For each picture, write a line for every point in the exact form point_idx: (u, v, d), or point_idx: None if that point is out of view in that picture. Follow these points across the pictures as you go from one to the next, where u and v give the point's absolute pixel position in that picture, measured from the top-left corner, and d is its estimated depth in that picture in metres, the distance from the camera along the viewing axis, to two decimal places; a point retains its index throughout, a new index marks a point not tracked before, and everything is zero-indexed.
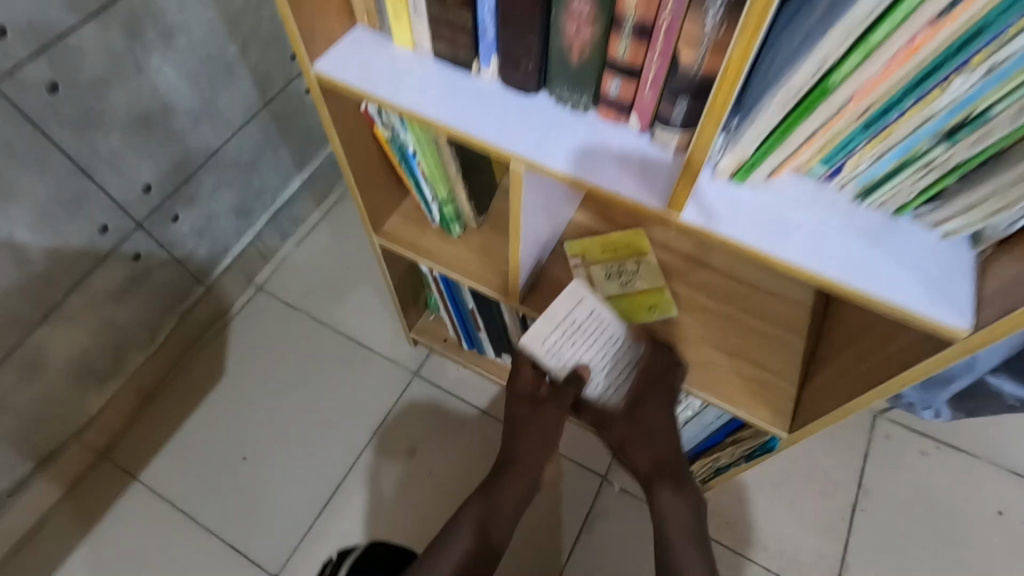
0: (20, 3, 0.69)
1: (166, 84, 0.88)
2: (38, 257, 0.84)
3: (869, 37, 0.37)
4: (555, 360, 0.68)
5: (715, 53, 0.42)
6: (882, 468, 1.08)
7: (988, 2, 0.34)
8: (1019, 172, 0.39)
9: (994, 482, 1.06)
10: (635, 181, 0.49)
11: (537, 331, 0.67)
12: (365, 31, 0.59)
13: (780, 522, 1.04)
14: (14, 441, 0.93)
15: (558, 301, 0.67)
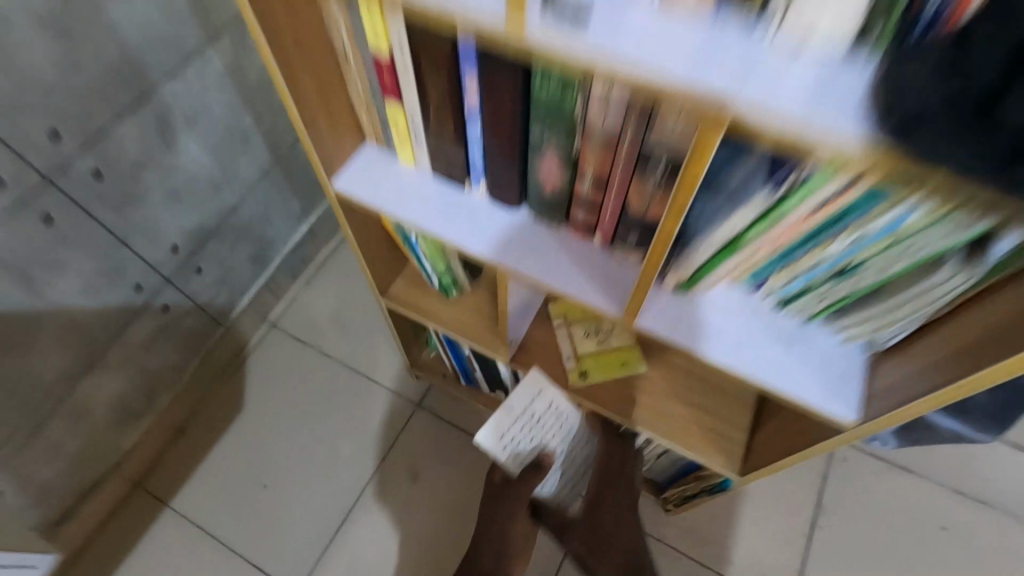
0: (70, 106, 0.75)
1: (191, 157, 0.95)
2: (83, 319, 0.89)
3: (765, 214, 0.43)
4: (510, 453, 0.78)
5: (658, 204, 0.48)
6: (850, 490, 1.10)
7: (852, 200, 0.39)
8: (899, 304, 0.45)
9: (951, 504, 1.09)
10: (602, 291, 0.56)
11: (498, 423, 0.76)
12: (373, 147, 0.65)
13: (755, 539, 1.06)
14: (60, 480, 0.96)
15: (517, 396, 0.75)
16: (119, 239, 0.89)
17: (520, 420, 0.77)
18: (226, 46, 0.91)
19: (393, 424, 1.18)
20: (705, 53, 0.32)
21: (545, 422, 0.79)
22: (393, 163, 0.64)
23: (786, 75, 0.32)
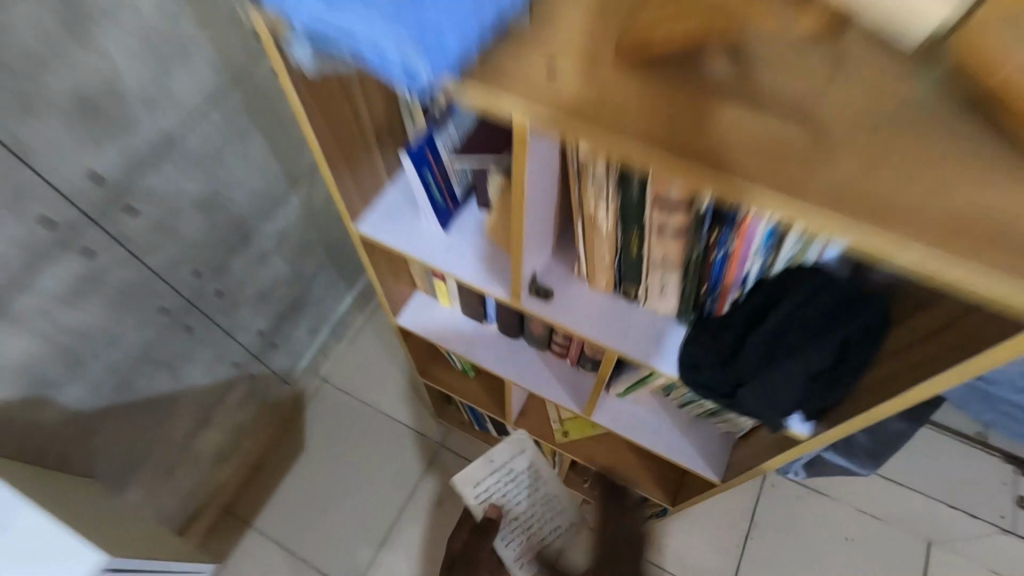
0: (204, 247, 1.06)
1: (272, 264, 1.25)
2: (198, 388, 1.19)
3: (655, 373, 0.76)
4: (479, 497, 1.04)
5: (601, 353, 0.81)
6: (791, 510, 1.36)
7: None
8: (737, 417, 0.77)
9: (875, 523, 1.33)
10: (571, 396, 0.90)
11: (475, 469, 1.03)
12: (420, 293, 0.97)
13: (697, 551, 1.31)
14: (177, 507, 1.27)
15: (497, 451, 1.02)
16: (223, 330, 1.20)
17: (497, 471, 1.04)
18: (302, 188, 1.23)
19: (419, 460, 1.47)
20: (608, 314, 0.66)
21: (519, 480, 1.07)
22: (435, 304, 0.96)
23: (645, 329, 0.65)
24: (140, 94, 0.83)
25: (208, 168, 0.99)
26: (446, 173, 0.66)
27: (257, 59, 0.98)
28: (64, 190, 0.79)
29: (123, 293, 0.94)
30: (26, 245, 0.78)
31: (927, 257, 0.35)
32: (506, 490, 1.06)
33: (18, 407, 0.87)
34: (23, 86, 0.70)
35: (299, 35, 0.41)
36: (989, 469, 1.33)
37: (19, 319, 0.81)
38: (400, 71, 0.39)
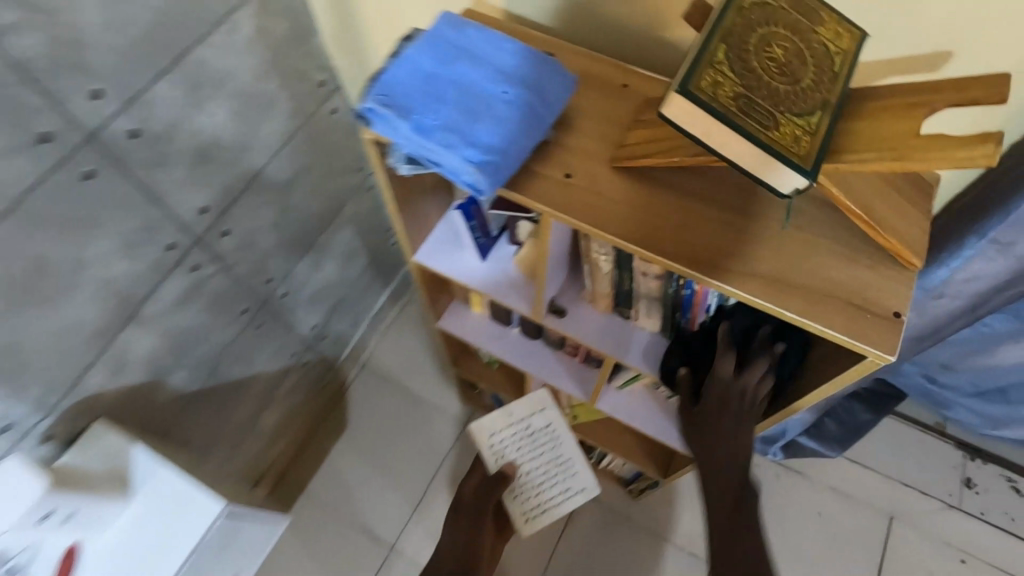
0: (275, 256, 1.23)
1: (327, 268, 1.42)
2: (265, 374, 1.38)
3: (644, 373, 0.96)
4: (496, 448, 1.14)
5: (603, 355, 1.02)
6: (778, 488, 1.52)
7: None
8: None
9: (853, 502, 1.49)
10: (580, 387, 1.10)
11: (495, 417, 1.16)
12: (456, 302, 1.18)
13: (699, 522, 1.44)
14: (241, 476, 1.46)
15: (521, 405, 1.16)
16: (286, 326, 1.37)
17: (516, 425, 1.16)
18: (352, 204, 1.40)
19: (449, 440, 1.65)
20: (608, 329, 0.86)
21: (534, 438, 1.15)
22: (468, 312, 1.17)
23: (636, 339, 0.85)
24: (237, 142, 1.01)
25: (282, 195, 1.17)
26: (485, 220, 0.85)
27: (319, 105, 1.16)
28: (181, 220, 0.97)
29: (217, 298, 1.12)
30: (154, 266, 0.96)
31: (795, 317, 0.54)
32: (520, 448, 1.14)
33: (138, 393, 1.05)
34: (159, 145, 0.88)
35: (401, 156, 0.63)
36: (948, 457, 1.52)
37: (146, 323, 0.99)
38: (466, 183, 0.58)
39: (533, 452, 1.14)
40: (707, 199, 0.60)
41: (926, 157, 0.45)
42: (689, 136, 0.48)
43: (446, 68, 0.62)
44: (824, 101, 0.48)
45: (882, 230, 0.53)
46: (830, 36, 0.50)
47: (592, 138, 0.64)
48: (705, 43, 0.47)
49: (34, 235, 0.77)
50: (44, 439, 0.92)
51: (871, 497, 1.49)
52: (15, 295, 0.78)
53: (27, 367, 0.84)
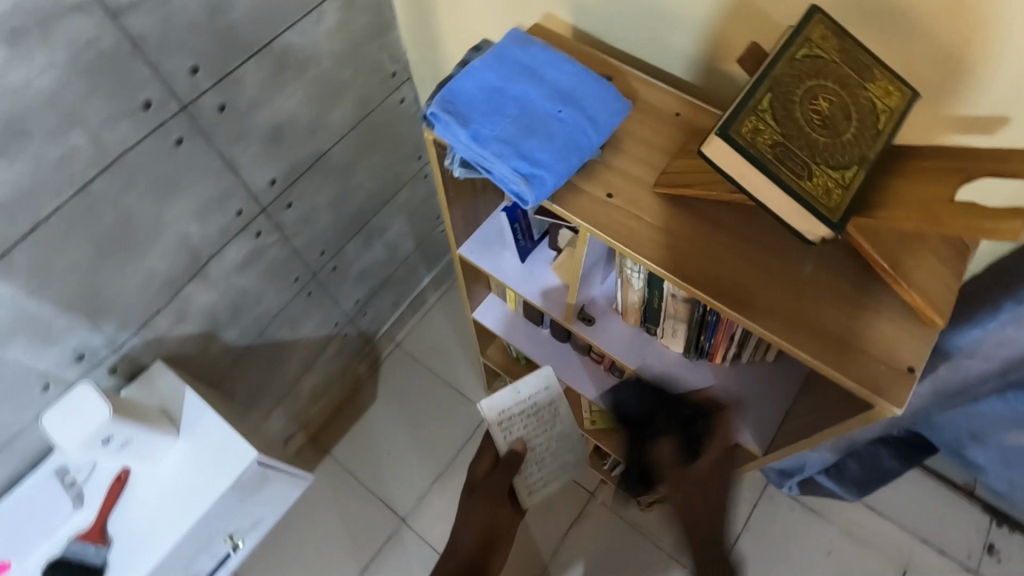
0: (331, 231, 1.31)
1: (378, 248, 1.50)
2: (309, 340, 1.47)
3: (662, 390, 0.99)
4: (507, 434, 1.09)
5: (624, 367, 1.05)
6: (788, 522, 1.52)
7: None
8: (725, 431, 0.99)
9: (865, 548, 1.47)
10: (600, 393, 1.13)
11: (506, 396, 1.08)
12: (492, 296, 1.23)
13: None
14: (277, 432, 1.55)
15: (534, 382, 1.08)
16: (331, 298, 1.45)
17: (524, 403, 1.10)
18: (408, 190, 1.47)
19: (471, 425, 1.71)
20: (632, 342, 0.89)
21: (541, 416, 1.12)
22: (503, 306, 1.22)
23: (658, 355, 0.88)
24: (309, 123, 1.08)
25: (344, 176, 1.24)
26: (528, 224, 0.90)
27: (389, 94, 1.23)
28: (251, 190, 1.05)
29: (274, 264, 1.21)
30: (223, 229, 1.05)
31: (810, 358, 0.56)
32: (529, 427, 1.10)
33: (196, 341, 1.14)
34: (241, 120, 0.96)
35: (456, 159, 0.67)
36: (973, 519, 1.47)
37: (209, 279, 1.08)
38: (513, 193, 0.62)
39: (540, 432, 1.12)
40: (742, 236, 0.62)
41: (955, 221, 0.46)
42: (727, 175, 0.51)
43: (509, 83, 0.66)
44: (863, 156, 0.50)
45: (907, 286, 0.54)
46: (878, 93, 0.51)
47: (636, 162, 0.67)
48: (752, 90, 0.50)
49: (126, 190, 0.86)
50: (111, 371, 1.02)
51: (884, 547, 1.47)
52: (103, 241, 0.87)
53: (105, 307, 0.94)
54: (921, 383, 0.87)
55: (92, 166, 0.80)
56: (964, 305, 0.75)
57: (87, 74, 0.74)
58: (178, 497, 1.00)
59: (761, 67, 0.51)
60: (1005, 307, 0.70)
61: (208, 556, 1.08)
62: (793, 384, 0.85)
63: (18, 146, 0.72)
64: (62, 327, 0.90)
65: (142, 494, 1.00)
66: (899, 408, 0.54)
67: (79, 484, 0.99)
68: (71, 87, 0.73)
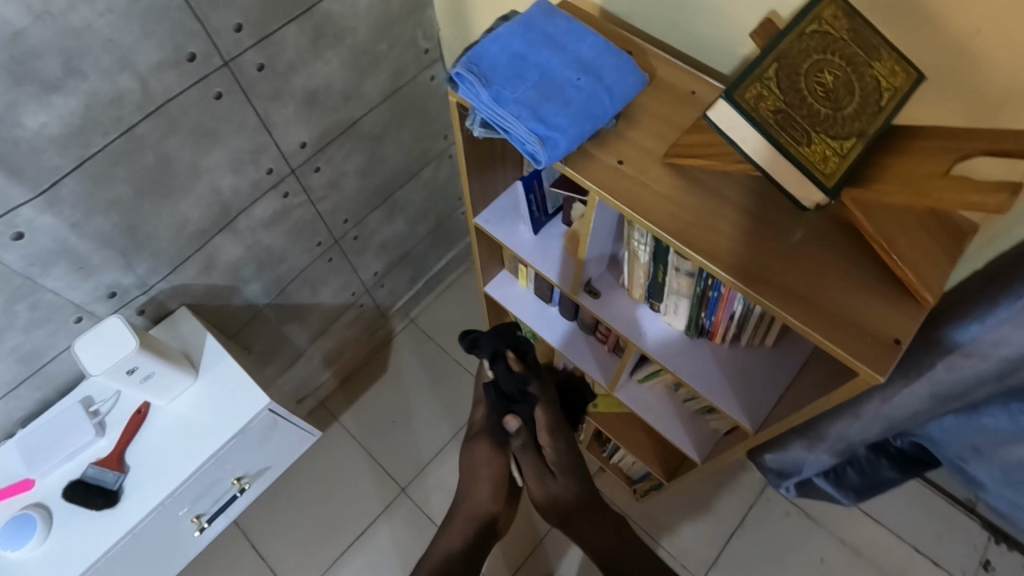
0: (355, 201, 1.35)
1: (399, 222, 1.54)
2: (327, 305, 1.51)
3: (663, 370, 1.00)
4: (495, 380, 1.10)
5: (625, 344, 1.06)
6: (781, 524, 1.52)
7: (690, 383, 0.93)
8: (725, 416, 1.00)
9: (857, 558, 1.47)
10: (600, 372, 1.14)
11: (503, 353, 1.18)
12: (505, 272, 1.26)
13: (682, 541, 1.52)
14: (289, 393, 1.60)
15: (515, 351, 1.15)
16: (351, 266, 1.50)
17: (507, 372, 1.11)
18: (432, 168, 1.50)
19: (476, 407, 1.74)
20: (635, 318, 0.92)
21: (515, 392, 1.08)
22: (514, 283, 1.25)
23: (659, 331, 0.91)
24: (342, 91, 1.13)
25: (372, 146, 1.29)
26: (543, 195, 0.93)
27: (421, 71, 1.27)
28: (282, 150, 1.10)
29: (299, 226, 1.25)
30: (254, 185, 1.09)
31: (800, 325, 0.58)
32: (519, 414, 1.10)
33: (219, 293, 1.19)
34: (278, 81, 1.01)
35: (478, 120, 0.71)
36: (971, 539, 1.46)
37: (236, 232, 1.13)
38: (528, 152, 0.65)
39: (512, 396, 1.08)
40: (741, 208, 0.65)
41: (945, 196, 0.48)
42: (729, 139, 0.54)
43: (532, 50, 0.70)
44: (861, 131, 0.53)
45: (897, 259, 0.56)
46: (885, 72, 0.53)
47: (649, 136, 0.70)
48: (760, 59, 0.52)
49: (167, 137, 0.91)
50: (139, 311, 1.08)
51: (876, 561, 1.46)
52: (142, 183, 0.93)
53: (140, 247, 0.99)
54: (918, 383, 0.87)
55: (139, 110, 0.86)
56: (964, 303, 0.76)
57: (140, 21, 0.79)
58: (191, 436, 1.05)
59: (770, 39, 0.54)
60: (1004, 304, 0.70)
61: (214, 497, 1.13)
62: (790, 369, 0.86)
63: (73, 83, 0.77)
64: (98, 260, 0.95)
65: (159, 429, 1.05)
66: (881, 375, 0.56)
67: (102, 413, 1.05)
68: (125, 32, 0.78)
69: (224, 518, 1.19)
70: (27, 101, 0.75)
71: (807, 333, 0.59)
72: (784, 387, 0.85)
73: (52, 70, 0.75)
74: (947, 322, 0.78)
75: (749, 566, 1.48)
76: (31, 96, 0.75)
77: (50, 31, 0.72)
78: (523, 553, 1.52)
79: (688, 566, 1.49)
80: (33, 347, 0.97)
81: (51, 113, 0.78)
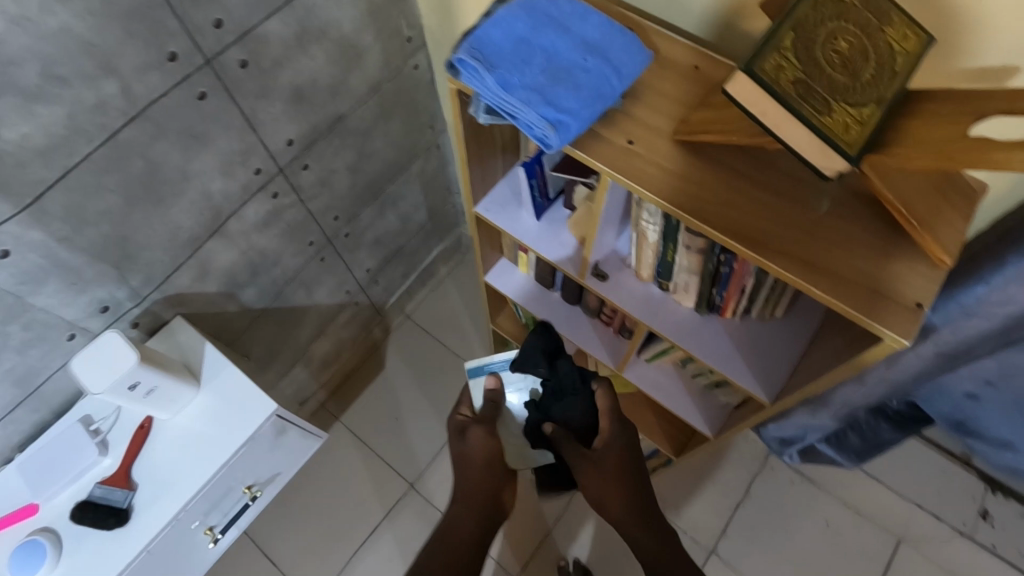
0: (346, 197, 1.32)
1: (390, 217, 1.51)
2: (323, 305, 1.49)
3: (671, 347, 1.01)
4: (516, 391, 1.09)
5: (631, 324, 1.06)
6: (786, 491, 1.56)
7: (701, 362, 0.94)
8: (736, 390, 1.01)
9: (860, 518, 1.51)
10: (607, 354, 1.14)
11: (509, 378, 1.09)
12: (504, 260, 1.24)
13: (691, 515, 1.54)
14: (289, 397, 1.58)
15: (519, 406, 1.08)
16: (345, 264, 1.47)
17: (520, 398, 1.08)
18: (421, 159, 1.48)
19: None
20: (644, 298, 0.92)
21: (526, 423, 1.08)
22: (514, 270, 1.23)
23: (670, 310, 0.91)
24: (328, 86, 1.10)
25: (360, 141, 1.26)
26: (545, 180, 0.92)
27: (406, 61, 1.24)
28: (270, 151, 1.07)
29: (291, 227, 1.22)
30: (244, 187, 1.06)
31: (821, 294, 0.59)
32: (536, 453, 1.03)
33: (216, 300, 1.16)
34: (264, 77, 0.97)
35: (481, 107, 0.69)
36: (969, 491, 1.51)
37: (229, 236, 1.10)
38: (538, 138, 0.64)
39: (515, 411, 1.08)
40: (755, 180, 0.65)
41: (969, 160, 0.48)
42: (749, 113, 0.54)
43: (535, 32, 0.68)
44: (880, 97, 0.52)
45: (917, 224, 0.57)
46: (897, 37, 0.54)
47: (657, 114, 0.69)
48: (777, 29, 0.52)
49: (154, 142, 0.88)
50: (134, 324, 1.05)
51: (879, 521, 1.50)
52: (131, 192, 0.89)
53: (133, 258, 0.96)
54: (924, 345, 0.89)
55: (124, 115, 0.82)
56: (967, 265, 0.77)
57: (121, 21, 0.75)
58: (199, 448, 1.03)
59: (784, 10, 0.54)
60: (1009, 263, 0.71)
61: (226, 508, 1.11)
62: (799, 339, 0.87)
63: (54, 90, 0.74)
64: (90, 274, 0.92)
65: (164, 443, 1.03)
66: (904, 340, 0.57)
67: (103, 432, 1.02)
68: (106, 33, 0.75)
69: (236, 530, 1.17)
70: (7, 111, 0.71)
71: (828, 302, 0.59)
72: (797, 357, 0.86)
73: (32, 78, 0.71)
74: (951, 283, 0.80)
75: (757, 534, 1.51)
76: (11, 106, 0.71)
77: (27, 36, 0.69)
78: (536, 537, 1.54)
79: (699, 539, 1.52)
80: (29, 368, 0.94)
81: (33, 123, 0.74)
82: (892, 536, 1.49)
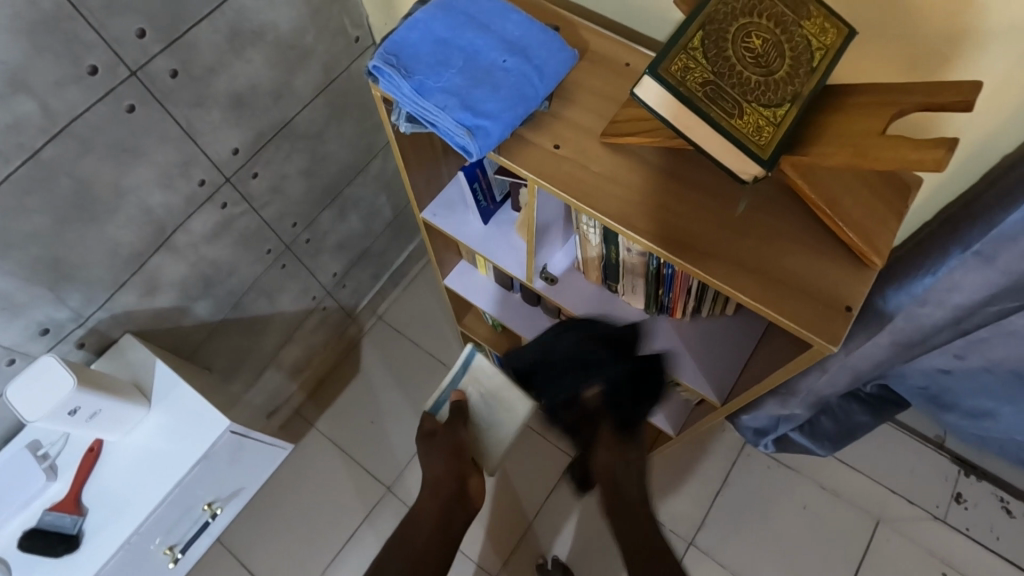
0: (302, 203, 1.29)
1: (353, 220, 1.49)
2: (288, 312, 1.46)
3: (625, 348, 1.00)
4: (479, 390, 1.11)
5: None
6: (763, 479, 1.55)
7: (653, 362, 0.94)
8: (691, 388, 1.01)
9: (837, 502, 1.51)
10: None
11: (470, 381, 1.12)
12: (463, 262, 1.22)
13: (670, 506, 1.54)
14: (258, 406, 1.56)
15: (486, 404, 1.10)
16: (308, 270, 1.44)
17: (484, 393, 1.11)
18: (380, 159, 1.45)
19: None
20: (594, 300, 0.90)
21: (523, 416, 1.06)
22: (474, 272, 1.21)
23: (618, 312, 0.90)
24: (270, 91, 1.06)
25: (312, 145, 1.23)
26: (488, 183, 0.90)
27: (355, 60, 1.20)
28: (213, 160, 1.04)
29: (244, 236, 1.20)
30: (188, 199, 1.03)
31: (750, 301, 0.57)
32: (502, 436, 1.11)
33: (168, 314, 1.14)
34: (198, 86, 0.94)
35: (403, 115, 0.67)
36: (942, 471, 1.51)
37: (177, 248, 1.07)
38: (459, 145, 0.62)
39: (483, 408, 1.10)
40: (686, 182, 0.63)
41: (881, 157, 0.46)
42: (662, 117, 0.52)
43: (456, 35, 0.66)
44: (795, 94, 0.51)
45: (840, 222, 0.56)
46: (814, 31, 0.51)
47: (586, 114, 0.66)
48: (685, 27, 0.50)
49: (81, 158, 0.85)
50: (80, 344, 1.02)
51: (856, 504, 1.50)
52: (63, 210, 0.87)
53: (70, 278, 0.93)
54: (880, 335, 0.87)
55: (43, 133, 0.79)
56: (916, 254, 0.76)
57: (31, 36, 0.73)
58: (151, 468, 1.00)
59: (696, 5, 0.52)
60: (953, 253, 0.70)
61: (187, 524, 1.10)
62: (750, 336, 0.87)
63: None
64: (25, 296, 0.89)
65: (116, 465, 1.01)
66: (832, 344, 0.55)
67: (51, 457, 1.00)
68: (13, 49, 0.72)
69: (202, 543, 1.16)
70: None
71: (757, 309, 0.57)
72: (748, 355, 0.85)
73: None
74: (900, 274, 0.78)
75: (736, 523, 1.51)
76: None
77: None
78: (514, 535, 1.53)
79: (678, 530, 1.51)
80: None
81: None
82: (870, 520, 1.49)
